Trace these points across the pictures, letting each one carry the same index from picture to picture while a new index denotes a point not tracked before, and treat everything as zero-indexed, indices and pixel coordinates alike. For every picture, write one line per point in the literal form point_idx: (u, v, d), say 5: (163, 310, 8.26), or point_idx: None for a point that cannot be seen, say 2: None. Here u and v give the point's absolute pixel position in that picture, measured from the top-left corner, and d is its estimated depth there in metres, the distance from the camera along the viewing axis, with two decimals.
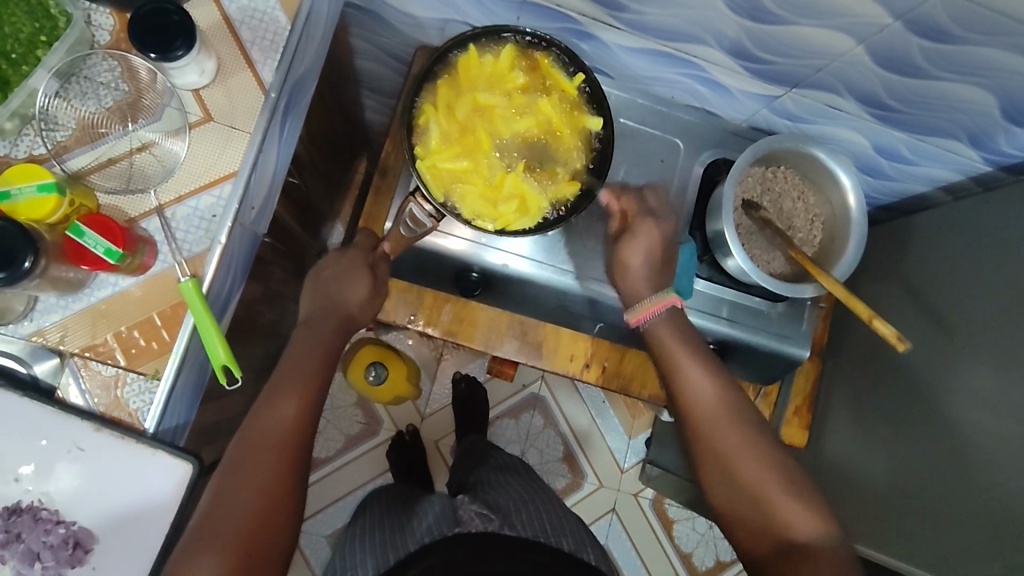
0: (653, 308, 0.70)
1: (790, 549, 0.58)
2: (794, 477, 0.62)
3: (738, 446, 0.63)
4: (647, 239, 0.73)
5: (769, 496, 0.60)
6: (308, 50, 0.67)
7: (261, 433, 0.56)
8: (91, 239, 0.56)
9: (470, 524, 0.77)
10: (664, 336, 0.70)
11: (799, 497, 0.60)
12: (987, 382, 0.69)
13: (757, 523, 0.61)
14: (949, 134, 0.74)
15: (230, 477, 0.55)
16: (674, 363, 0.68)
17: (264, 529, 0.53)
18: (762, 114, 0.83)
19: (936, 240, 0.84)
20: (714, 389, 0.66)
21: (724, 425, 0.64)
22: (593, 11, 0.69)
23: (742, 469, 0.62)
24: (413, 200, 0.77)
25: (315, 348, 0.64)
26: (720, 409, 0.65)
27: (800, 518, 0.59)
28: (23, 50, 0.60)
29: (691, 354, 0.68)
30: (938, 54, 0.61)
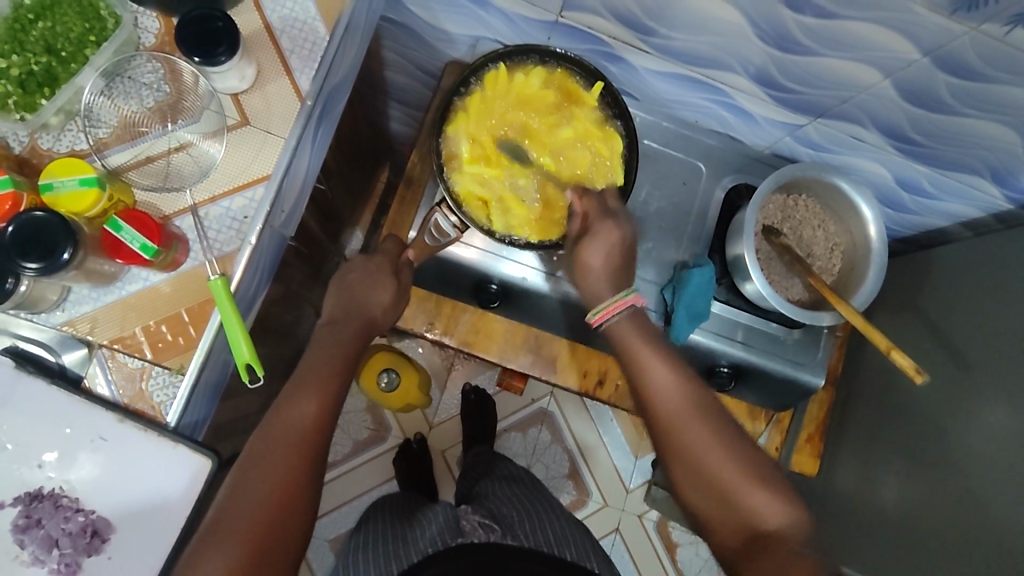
0: (612, 309, 0.67)
1: (759, 539, 0.55)
2: (757, 459, 0.59)
3: (700, 436, 0.59)
4: (606, 235, 0.70)
5: (731, 484, 0.57)
6: (344, 61, 0.69)
7: (281, 432, 0.57)
8: (128, 234, 0.58)
9: (473, 535, 0.77)
10: (626, 335, 0.66)
11: (761, 483, 0.57)
12: (1002, 416, 0.69)
13: (726, 513, 0.58)
14: (971, 170, 0.75)
15: (248, 472, 0.55)
16: (638, 361, 0.64)
17: (275, 528, 0.53)
18: (786, 142, 0.84)
19: (954, 273, 0.84)
20: (676, 385, 0.62)
21: (689, 420, 0.60)
22: (624, 34, 0.71)
23: (709, 465, 0.58)
24: (439, 210, 0.79)
25: (335, 350, 0.65)
26: (681, 397, 0.61)
27: (763, 503, 0.56)
28: (73, 49, 0.62)
29: (652, 350, 0.64)
30: (964, 91, 0.62)
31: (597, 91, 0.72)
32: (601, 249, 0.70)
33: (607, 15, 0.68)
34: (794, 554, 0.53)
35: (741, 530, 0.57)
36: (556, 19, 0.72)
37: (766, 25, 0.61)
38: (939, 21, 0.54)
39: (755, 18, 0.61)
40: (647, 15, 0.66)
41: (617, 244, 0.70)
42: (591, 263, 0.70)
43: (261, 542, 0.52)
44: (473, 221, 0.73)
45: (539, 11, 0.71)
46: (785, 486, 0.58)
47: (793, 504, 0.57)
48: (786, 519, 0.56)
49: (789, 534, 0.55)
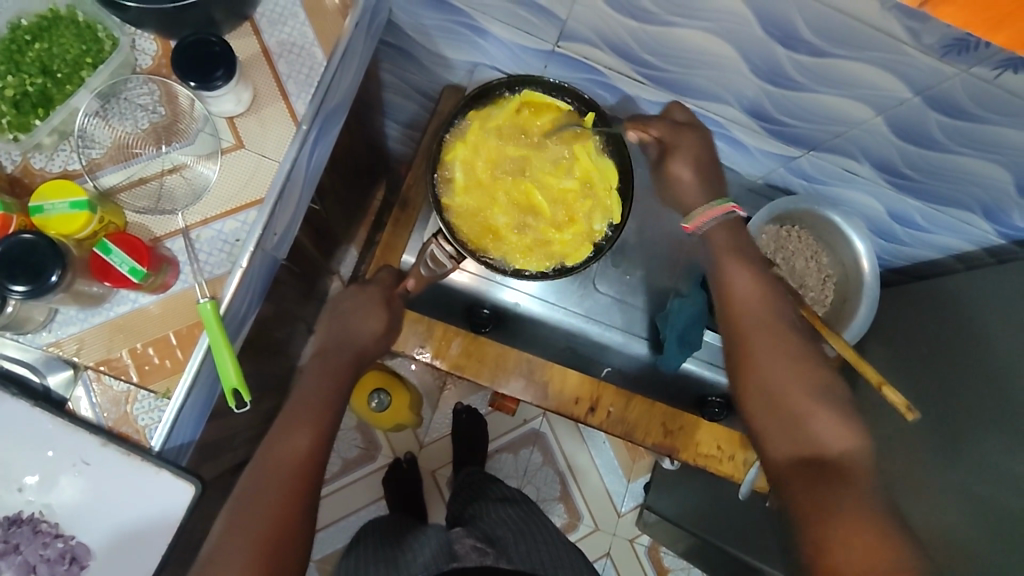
0: (707, 217, 0.65)
1: (817, 464, 0.52)
2: (836, 392, 0.55)
3: (777, 361, 0.56)
4: (692, 147, 0.68)
5: (796, 406, 0.54)
6: (340, 86, 0.70)
7: (274, 464, 0.57)
8: (117, 257, 0.58)
9: (469, 559, 0.75)
10: (718, 242, 0.64)
11: (833, 407, 0.54)
12: (993, 455, 0.68)
13: (788, 440, 0.54)
14: (964, 206, 0.75)
15: (241, 505, 0.55)
16: (720, 261, 0.63)
17: (270, 562, 0.52)
18: (779, 172, 0.84)
19: (945, 305, 0.84)
20: (758, 289, 0.60)
21: (760, 331, 0.58)
22: (619, 65, 0.71)
23: (778, 370, 0.56)
24: (435, 241, 0.77)
25: (330, 382, 0.66)
26: (760, 317, 0.59)
27: (829, 429, 0.53)
28: (69, 70, 0.62)
29: (738, 255, 0.62)
30: (955, 130, 0.63)
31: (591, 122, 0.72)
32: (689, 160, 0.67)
33: (603, 46, 0.69)
34: (864, 487, 0.49)
35: (800, 443, 0.53)
36: (552, 49, 0.72)
37: (760, 61, 0.62)
38: (930, 62, 0.54)
39: (749, 55, 0.62)
40: (643, 48, 0.66)
41: (700, 150, 0.68)
42: (682, 176, 0.68)
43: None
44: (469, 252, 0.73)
45: (535, 41, 0.72)
46: (857, 413, 0.54)
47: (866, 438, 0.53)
48: (855, 449, 0.52)
49: (852, 458, 0.51)
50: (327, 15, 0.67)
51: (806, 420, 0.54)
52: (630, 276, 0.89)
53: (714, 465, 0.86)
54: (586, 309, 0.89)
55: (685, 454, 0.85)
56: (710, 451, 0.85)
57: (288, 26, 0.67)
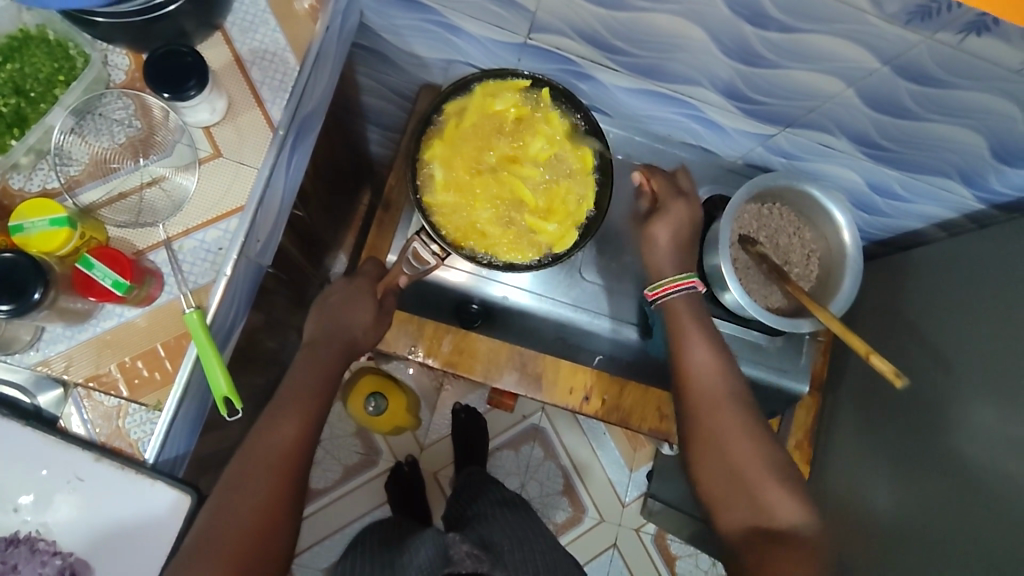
0: (673, 287, 0.71)
1: (771, 534, 0.59)
2: (780, 466, 0.64)
3: (729, 438, 0.65)
4: (677, 218, 0.75)
5: (751, 480, 0.62)
6: (314, 91, 0.70)
7: (262, 451, 0.59)
8: (100, 271, 0.58)
9: (463, 566, 0.73)
10: (680, 314, 0.71)
11: (779, 480, 0.62)
12: (987, 418, 0.69)
13: (741, 511, 0.62)
14: (941, 173, 0.76)
15: (229, 493, 0.57)
16: (681, 338, 0.70)
17: (254, 549, 0.55)
18: (757, 151, 0.85)
19: (932, 274, 0.85)
20: (714, 367, 0.69)
21: (715, 408, 0.66)
22: (592, 53, 0.72)
23: (734, 447, 0.64)
24: (417, 239, 0.76)
25: (318, 372, 0.67)
26: (715, 390, 0.67)
27: (778, 501, 0.61)
28: (42, 89, 0.62)
29: (699, 332, 0.70)
30: (927, 98, 0.63)
31: (549, 101, 0.73)
32: (670, 228, 0.74)
33: (574, 35, 0.69)
34: (805, 553, 0.57)
35: (753, 513, 0.61)
36: (524, 41, 0.73)
37: (730, 41, 0.63)
38: (896, 32, 0.55)
39: (719, 36, 0.62)
40: (613, 35, 0.67)
41: (687, 222, 0.75)
42: (659, 237, 0.75)
43: (239, 564, 0.54)
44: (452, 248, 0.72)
45: (507, 34, 0.72)
46: (799, 487, 0.63)
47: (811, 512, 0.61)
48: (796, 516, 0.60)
49: (795, 526, 0.59)
50: (297, 20, 0.68)
51: (757, 493, 0.62)
52: (617, 264, 0.89)
53: None
54: (575, 297, 0.88)
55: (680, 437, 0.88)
56: None
57: (259, 33, 0.67)
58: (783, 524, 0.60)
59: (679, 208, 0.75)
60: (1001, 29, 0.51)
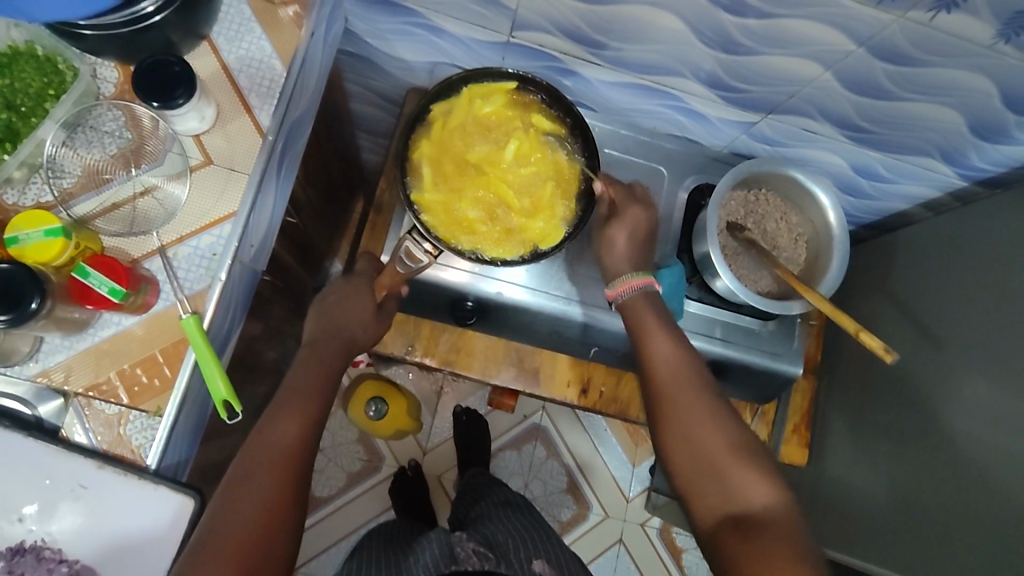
0: (628, 285, 0.72)
1: (742, 519, 0.58)
2: (749, 447, 0.62)
3: (696, 426, 0.63)
4: (632, 221, 0.76)
5: (721, 466, 0.61)
6: (302, 95, 0.71)
7: (261, 450, 0.59)
8: (95, 279, 0.58)
9: (469, 563, 0.76)
10: (639, 308, 0.72)
11: (749, 464, 0.61)
12: (981, 391, 0.70)
13: (713, 497, 0.60)
14: (923, 152, 0.77)
15: (232, 494, 0.57)
16: (643, 334, 0.70)
17: (259, 548, 0.55)
18: (741, 140, 0.86)
19: (921, 253, 0.86)
20: (679, 359, 0.68)
21: (680, 397, 0.65)
22: (574, 49, 0.73)
23: (699, 436, 0.63)
24: (408, 238, 0.76)
25: (317, 371, 0.67)
26: (679, 378, 0.67)
27: (750, 485, 0.59)
28: (32, 104, 0.63)
29: (660, 327, 0.70)
30: (903, 77, 0.64)
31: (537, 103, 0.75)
32: (627, 229, 0.75)
33: (556, 32, 0.70)
34: (781, 533, 0.55)
35: (727, 502, 0.59)
36: (507, 40, 0.74)
37: (709, 31, 0.64)
38: (869, 12, 0.56)
39: (697, 26, 0.63)
40: (594, 30, 0.68)
41: (641, 224, 0.76)
42: (617, 239, 0.75)
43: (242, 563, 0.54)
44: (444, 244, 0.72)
45: (490, 34, 0.74)
46: (772, 471, 0.61)
47: (782, 492, 0.60)
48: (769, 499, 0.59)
49: (769, 509, 0.58)
50: (282, 27, 0.69)
51: (728, 480, 0.60)
52: None
53: None
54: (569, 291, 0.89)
55: None
56: None
57: (245, 41, 0.68)
58: (758, 508, 0.58)
59: (635, 212, 0.76)
60: (970, 5, 0.52)
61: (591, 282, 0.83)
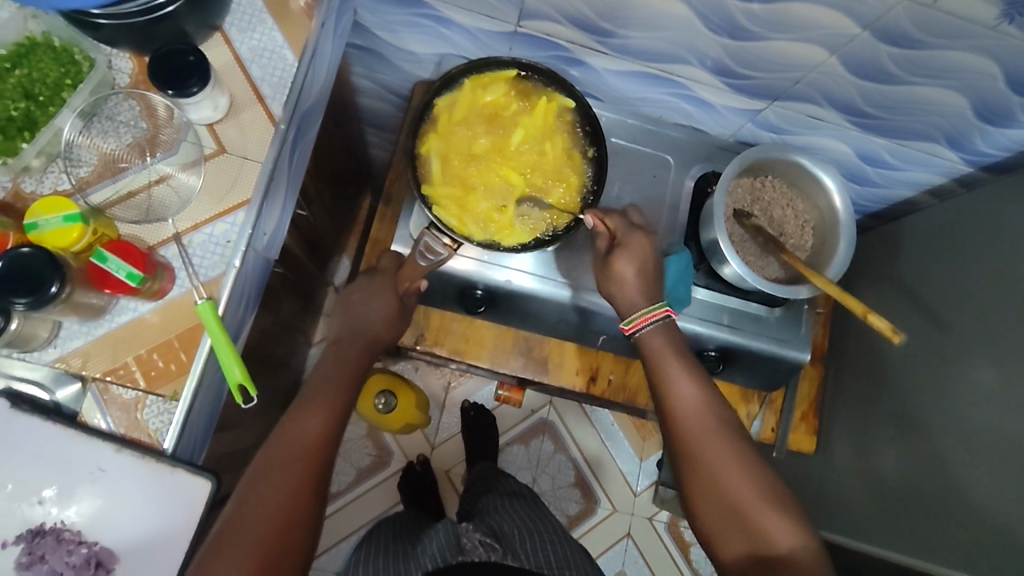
0: (643, 321, 0.73)
1: (769, 562, 0.59)
2: (774, 487, 0.63)
3: (721, 470, 0.64)
4: (638, 252, 0.75)
5: (747, 507, 0.62)
6: (313, 85, 0.72)
7: (287, 442, 0.61)
8: (113, 263, 0.59)
9: (474, 554, 0.75)
10: (658, 349, 0.72)
11: (776, 507, 0.61)
12: (991, 373, 0.70)
13: (740, 540, 0.61)
14: (928, 137, 0.78)
15: (256, 484, 0.58)
16: (664, 374, 0.71)
17: (282, 538, 0.56)
18: (747, 128, 0.87)
19: (927, 239, 0.87)
20: (700, 398, 0.69)
21: (704, 439, 0.66)
22: (581, 38, 0.74)
23: (724, 478, 0.64)
24: (428, 232, 0.77)
25: (341, 369, 0.70)
26: (702, 420, 0.68)
27: (778, 528, 0.60)
28: (50, 93, 0.64)
29: (683, 366, 0.71)
30: (907, 60, 0.65)
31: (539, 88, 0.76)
32: (636, 262, 0.74)
33: (563, 21, 0.71)
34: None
35: (753, 546, 0.60)
36: (515, 29, 0.75)
37: (715, 17, 0.65)
38: None
39: (704, 12, 0.64)
40: (602, 18, 0.69)
41: (648, 257, 0.75)
42: (627, 274, 0.74)
43: (265, 552, 0.54)
44: (452, 231, 0.73)
45: (497, 23, 0.74)
46: (798, 511, 0.62)
47: (808, 531, 0.60)
48: (797, 540, 0.59)
49: (797, 553, 0.58)
50: (293, 18, 0.70)
51: (755, 523, 0.61)
52: None
53: None
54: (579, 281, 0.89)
55: None
56: None
57: (257, 32, 0.70)
58: (785, 551, 0.59)
59: (640, 243, 0.75)
60: None
61: None
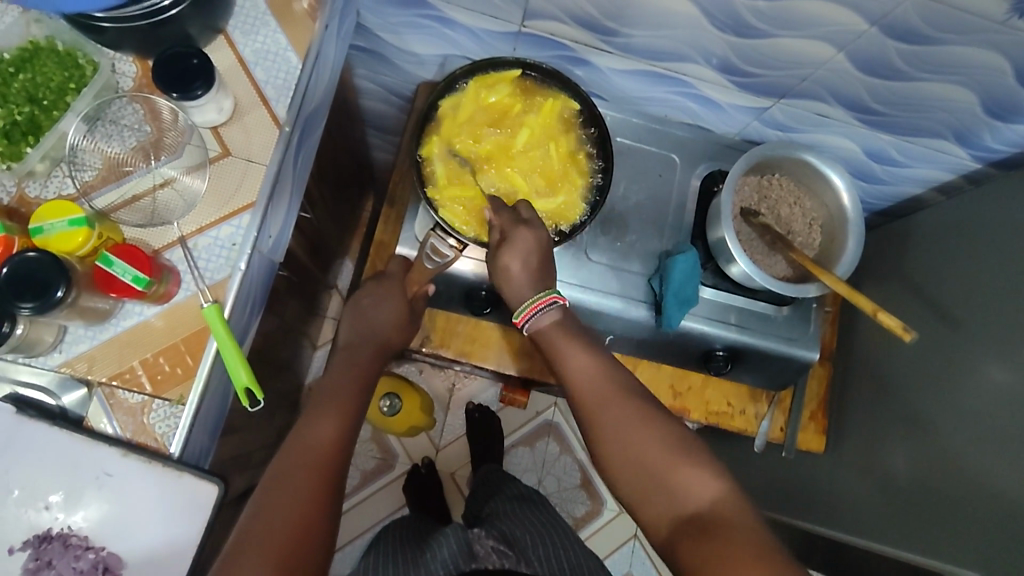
0: (534, 309, 0.67)
1: (694, 522, 0.53)
2: (685, 441, 0.58)
3: (627, 432, 0.59)
4: (525, 244, 0.68)
5: (661, 470, 0.57)
6: (317, 87, 0.72)
7: (300, 450, 0.60)
8: (119, 268, 0.59)
9: (487, 561, 0.77)
10: (548, 328, 0.67)
11: (690, 460, 0.57)
12: (1003, 371, 0.70)
13: (661, 506, 0.56)
14: (936, 133, 0.77)
15: (270, 494, 0.57)
16: (559, 351, 0.66)
17: (298, 547, 0.54)
18: (753, 126, 0.86)
19: (936, 236, 0.86)
20: (593, 366, 0.64)
21: (605, 405, 0.61)
22: (586, 37, 0.74)
23: (630, 440, 0.58)
24: (435, 235, 0.78)
25: (352, 376, 0.69)
26: (600, 387, 0.63)
27: (695, 483, 0.55)
28: (54, 97, 0.64)
29: (570, 340, 0.66)
30: (916, 55, 0.65)
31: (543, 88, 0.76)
32: (519, 256, 0.68)
33: (568, 20, 0.71)
34: (733, 527, 0.51)
35: (677, 511, 0.55)
36: (519, 29, 0.75)
37: (721, 14, 0.64)
38: None
39: (710, 9, 0.64)
40: (607, 17, 0.68)
41: (534, 248, 0.69)
42: (512, 267, 0.68)
43: (282, 562, 0.53)
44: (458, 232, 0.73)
45: (501, 24, 0.74)
46: (715, 461, 0.57)
47: (726, 479, 0.56)
48: (717, 493, 0.54)
49: (717, 504, 0.54)
50: (297, 20, 0.70)
51: (674, 485, 0.56)
52: None
53: (717, 420, 0.96)
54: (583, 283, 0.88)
55: (696, 414, 0.96)
56: (716, 408, 0.96)
57: (261, 35, 0.69)
58: (708, 507, 0.54)
59: (525, 234, 0.69)
60: None
61: (604, 271, 0.83)
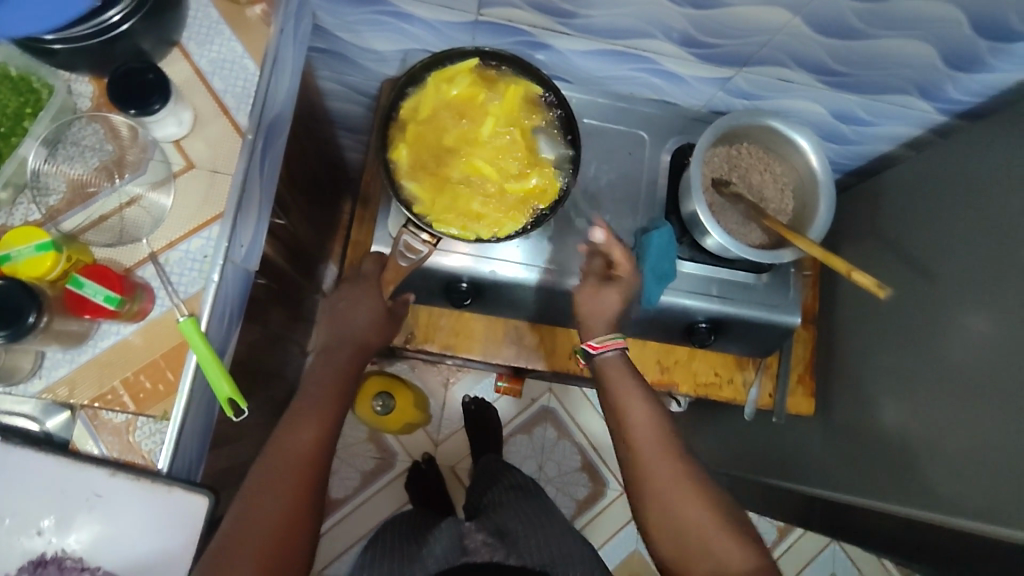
0: (611, 343, 0.74)
1: None
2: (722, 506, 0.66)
3: (675, 492, 0.66)
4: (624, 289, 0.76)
5: (704, 530, 0.64)
6: (278, 93, 0.72)
7: (281, 455, 0.60)
8: (89, 288, 0.58)
9: (478, 553, 0.77)
10: (613, 371, 0.73)
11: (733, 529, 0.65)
12: (983, 321, 0.70)
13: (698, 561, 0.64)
14: (900, 90, 0.77)
15: (251, 499, 0.58)
16: (618, 397, 0.72)
17: (280, 551, 0.56)
18: (719, 97, 0.87)
19: (907, 192, 0.87)
20: (649, 420, 0.71)
21: (659, 459, 0.68)
22: (542, 20, 0.73)
23: (680, 500, 0.66)
24: (406, 231, 0.75)
25: (331, 377, 0.69)
26: (655, 440, 0.69)
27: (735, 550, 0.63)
28: (11, 123, 0.64)
29: (635, 390, 0.72)
30: (871, 13, 0.65)
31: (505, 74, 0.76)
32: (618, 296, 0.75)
33: (523, 5, 0.70)
34: None
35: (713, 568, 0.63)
36: (476, 18, 0.74)
37: None
38: None
39: None
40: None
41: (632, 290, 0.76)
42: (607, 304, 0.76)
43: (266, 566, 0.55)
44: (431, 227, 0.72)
45: (457, 14, 0.74)
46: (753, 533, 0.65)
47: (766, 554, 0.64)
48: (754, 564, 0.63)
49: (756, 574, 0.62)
50: (251, 26, 0.70)
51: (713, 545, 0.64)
52: None
53: (707, 392, 0.97)
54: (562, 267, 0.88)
55: (685, 387, 0.96)
56: (704, 380, 0.97)
57: (216, 44, 0.69)
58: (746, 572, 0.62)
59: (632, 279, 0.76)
60: None
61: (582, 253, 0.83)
